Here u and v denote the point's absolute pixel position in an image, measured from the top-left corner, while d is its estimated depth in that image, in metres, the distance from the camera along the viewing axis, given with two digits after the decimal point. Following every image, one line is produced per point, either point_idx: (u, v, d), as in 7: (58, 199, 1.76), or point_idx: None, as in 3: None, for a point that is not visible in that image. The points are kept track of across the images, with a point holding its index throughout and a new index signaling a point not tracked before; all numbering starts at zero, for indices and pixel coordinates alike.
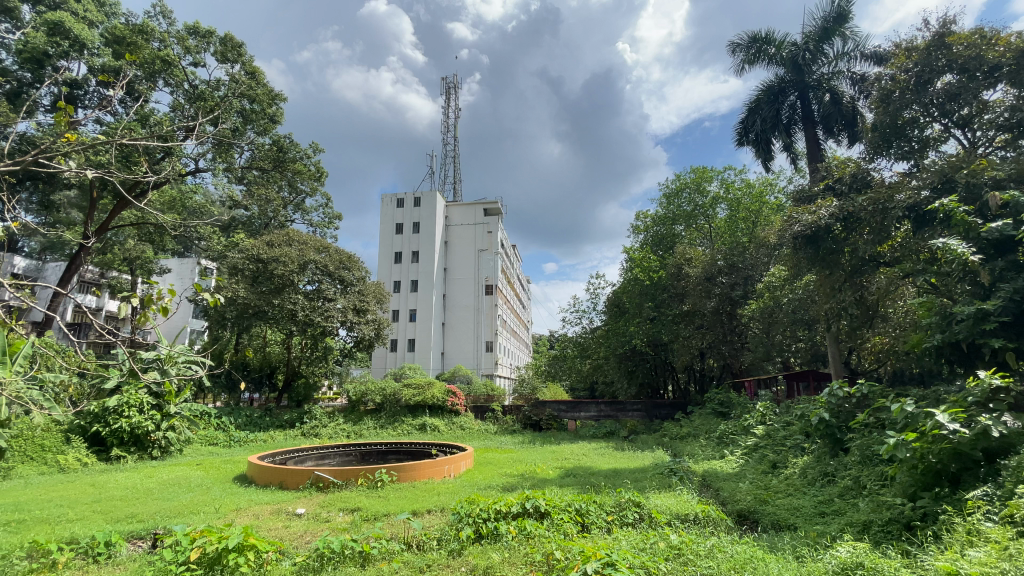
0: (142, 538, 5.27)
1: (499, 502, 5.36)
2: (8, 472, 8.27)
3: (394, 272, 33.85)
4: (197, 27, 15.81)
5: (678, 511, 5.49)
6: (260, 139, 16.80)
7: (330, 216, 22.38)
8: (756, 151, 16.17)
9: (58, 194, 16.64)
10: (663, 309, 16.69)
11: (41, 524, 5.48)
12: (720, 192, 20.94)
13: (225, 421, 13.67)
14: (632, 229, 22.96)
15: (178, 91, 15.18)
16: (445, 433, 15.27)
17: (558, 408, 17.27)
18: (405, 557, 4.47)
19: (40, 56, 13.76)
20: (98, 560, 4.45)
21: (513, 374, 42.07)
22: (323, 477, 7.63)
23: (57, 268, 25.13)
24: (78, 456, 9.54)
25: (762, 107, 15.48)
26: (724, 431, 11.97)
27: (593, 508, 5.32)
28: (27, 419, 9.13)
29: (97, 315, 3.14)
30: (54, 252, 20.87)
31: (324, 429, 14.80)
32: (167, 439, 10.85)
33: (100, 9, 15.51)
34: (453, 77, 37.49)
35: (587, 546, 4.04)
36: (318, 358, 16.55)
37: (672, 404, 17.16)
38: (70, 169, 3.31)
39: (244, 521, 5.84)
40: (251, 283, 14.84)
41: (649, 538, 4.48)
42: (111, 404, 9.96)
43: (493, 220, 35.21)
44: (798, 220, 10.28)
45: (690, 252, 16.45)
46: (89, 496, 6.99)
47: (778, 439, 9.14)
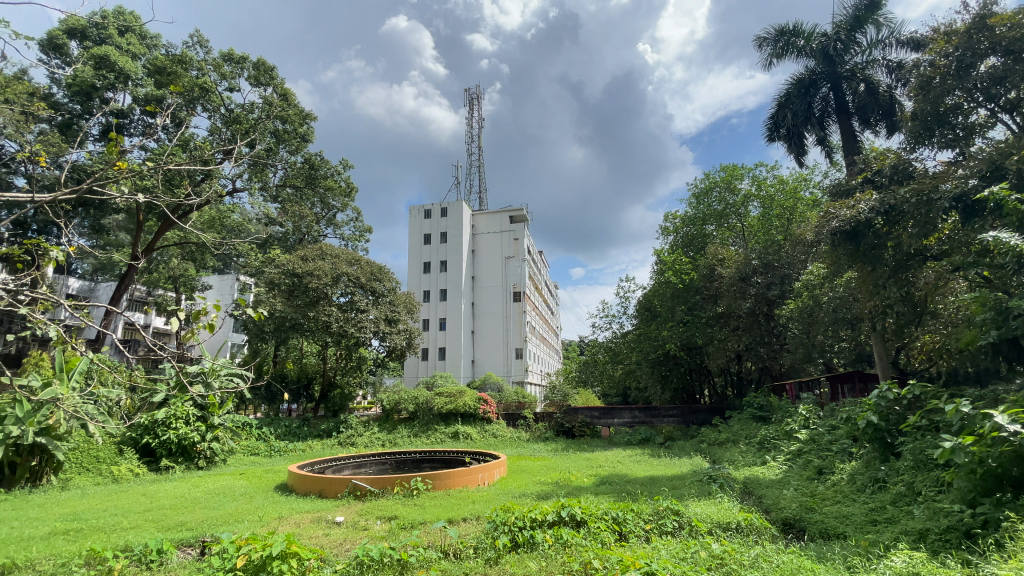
0: (191, 546, 5.48)
1: (534, 510, 5.32)
2: (66, 484, 8.68)
3: (423, 282, 34.47)
4: (232, 54, 16.57)
5: (719, 520, 5.34)
6: (292, 158, 17.42)
7: (361, 229, 22.92)
8: (789, 147, 15.77)
9: (108, 218, 17.60)
10: (696, 312, 16.36)
11: (98, 533, 5.75)
12: (752, 190, 20.50)
13: (265, 431, 14.03)
14: (661, 231, 22.57)
15: (215, 116, 15.92)
16: (478, 441, 15.36)
17: (591, 416, 17.06)
18: (443, 565, 4.48)
19: (88, 89, 14.69)
20: (151, 567, 4.64)
21: (543, 381, 41.84)
22: (360, 485, 7.76)
23: (107, 288, 26.44)
24: (130, 467, 9.96)
25: (793, 101, 15.07)
26: (764, 436, 11.64)
27: (630, 516, 5.24)
28: (84, 432, 9.62)
29: (151, 331, 3.35)
30: (105, 272, 22.07)
31: (360, 438, 15.07)
32: (212, 449, 11.28)
33: (142, 42, 16.43)
34: (476, 87, 37.95)
35: (625, 556, 3.98)
36: (352, 368, 16.86)
37: (709, 409, 16.81)
38: (121, 195, 3.52)
39: (286, 529, 5.99)
40: (286, 297, 15.30)
41: (690, 547, 4.36)
42: (160, 417, 10.39)
43: (519, 227, 35.24)
44: (835, 215, 9.88)
45: (722, 252, 16.07)
46: (141, 506, 7.30)
47: (824, 444, 8.76)
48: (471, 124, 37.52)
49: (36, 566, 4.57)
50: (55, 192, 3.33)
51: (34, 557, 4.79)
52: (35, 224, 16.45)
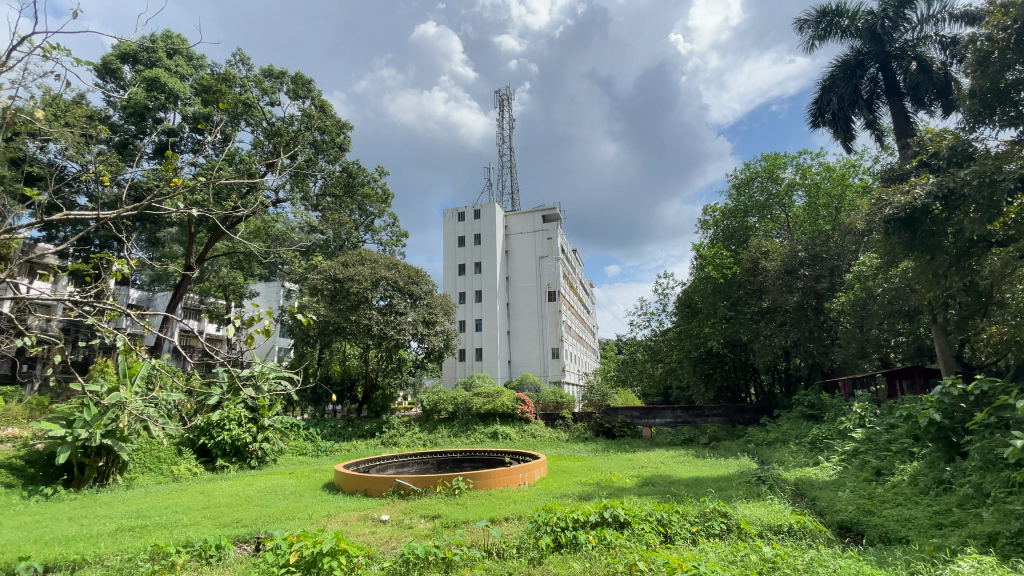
0: (247, 542, 5.74)
1: (576, 511, 5.29)
2: (130, 482, 9.24)
3: (458, 283, 34.89)
4: (272, 70, 17.27)
5: (770, 522, 5.15)
6: (331, 167, 17.98)
7: (398, 234, 23.42)
8: (835, 132, 15.08)
9: (163, 231, 18.64)
10: (740, 307, 15.84)
11: (161, 529, 6.12)
12: (796, 179, 19.73)
13: (312, 432, 14.52)
14: (700, 225, 21.98)
15: (258, 130, 16.63)
16: (517, 441, 15.41)
17: (632, 415, 16.83)
18: (487, 565, 4.50)
19: (142, 110, 15.63)
20: (211, 562, 4.89)
21: (581, 380, 41.54)
22: (404, 484, 7.92)
23: (164, 298, 27.98)
24: (188, 466, 10.53)
25: (838, 85, 14.41)
26: (816, 435, 11.17)
27: (675, 518, 5.12)
28: (146, 434, 10.22)
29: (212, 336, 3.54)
30: (161, 282, 23.36)
31: (402, 438, 15.38)
32: (263, 449, 11.77)
33: (189, 63, 17.36)
34: (506, 89, 38.09)
35: (671, 558, 3.90)
36: (392, 369, 17.23)
37: (756, 408, 16.31)
38: (175, 209, 3.72)
39: (335, 527, 6.19)
40: (329, 301, 15.79)
41: (739, 550, 4.22)
42: (215, 419, 10.94)
43: (553, 226, 35.10)
44: (888, 202, 9.38)
45: (766, 244, 15.46)
46: (200, 503, 7.71)
47: (882, 443, 8.30)
48: (502, 125, 37.69)
49: (106, 561, 4.89)
50: (118, 208, 3.56)
51: (102, 552, 5.11)
52: (98, 239, 17.59)
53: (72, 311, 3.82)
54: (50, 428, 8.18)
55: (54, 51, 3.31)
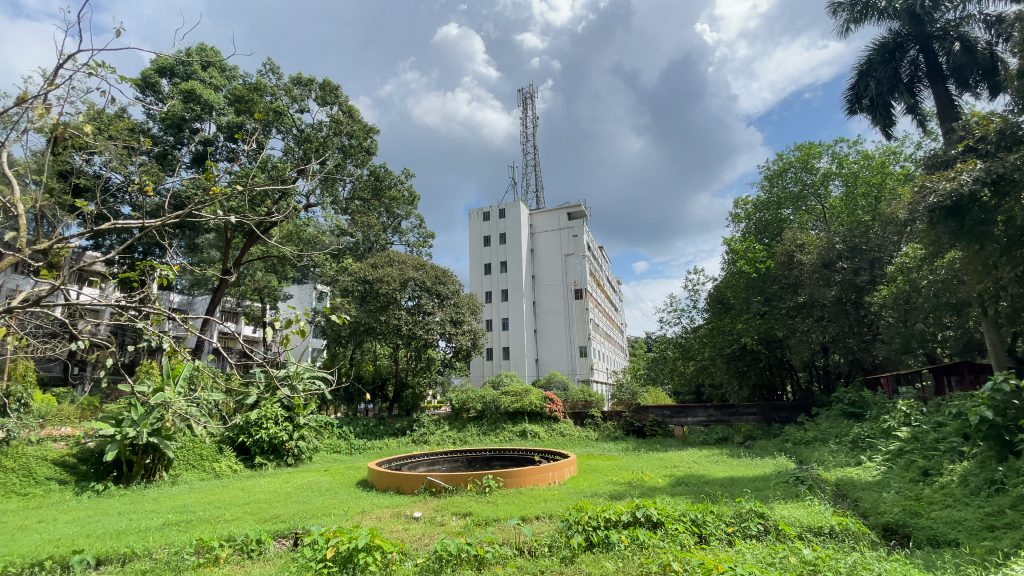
0: (286, 537, 5.91)
1: (608, 510, 5.25)
2: (175, 479, 9.65)
3: (484, 283, 35.06)
4: (301, 78, 17.72)
5: (810, 524, 4.99)
6: (359, 170, 18.33)
7: (425, 235, 23.73)
8: (873, 119, 14.48)
9: (201, 237, 19.36)
10: (775, 302, 15.39)
11: (205, 524, 6.38)
12: (832, 168, 19.07)
13: (345, 431, 14.84)
14: (731, 219, 21.46)
15: (289, 136, 17.08)
16: (546, 440, 15.40)
17: (663, 414, 16.59)
18: (519, 563, 4.51)
19: (179, 121, 16.27)
20: (252, 555, 5.08)
21: (610, 379, 41.10)
22: (435, 481, 8.01)
23: (204, 301, 29.11)
24: (229, 464, 10.92)
25: (875, 69, 13.83)
26: (857, 434, 10.80)
27: (709, 518, 5.02)
28: (190, 432, 10.65)
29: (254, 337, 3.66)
30: (201, 286, 24.27)
31: (432, 436, 15.58)
32: (299, 447, 12.11)
33: (223, 75, 17.97)
34: (530, 87, 38.00)
35: (707, 559, 3.84)
36: (421, 369, 17.46)
37: (793, 406, 15.83)
38: (214, 216, 3.86)
39: (369, 523, 6.32)
40: (360, 303, 16.09)
41: (778, 552, 4.11)
42: (254, 418, 11.33)
43: (578, 224, 34.86)
44: (932, 190, 8.95)
45: (801, 237, 14.97)
46: (241, 499, 8.02)
47: (929, 443, 7.92)
48: (526, 123, 37.62)
49: (154, 554, 5.14)
50: (161, 217, 3.71)
51: (150, 546, 5.35)
52: (142, 246, 18.42)
53: (122, 315, 4.02)
54: (101, 427, 8.63)
55: (100, 68, 3.46)
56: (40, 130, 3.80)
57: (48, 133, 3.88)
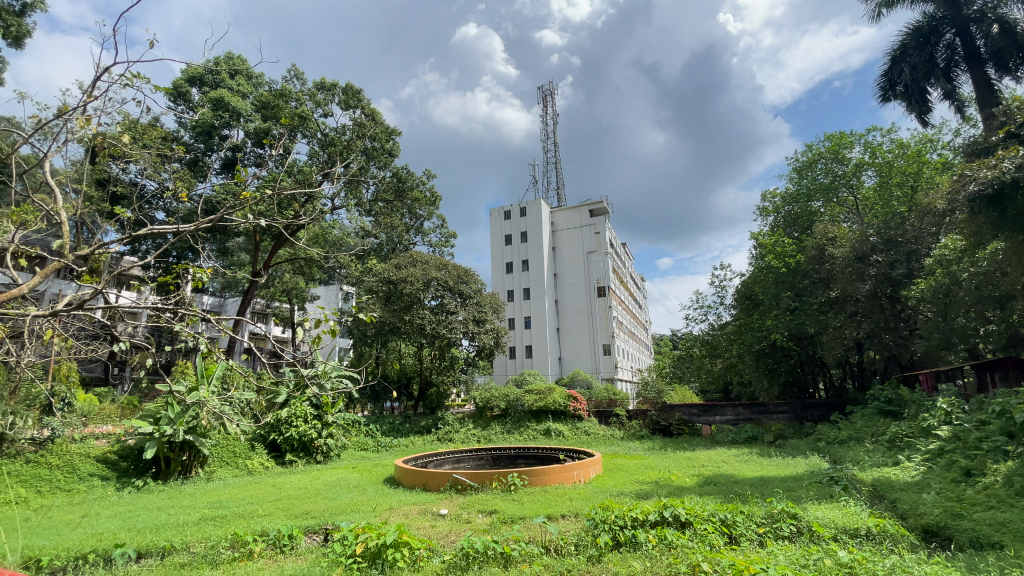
0: (317, 533, 6.05)
1: (634, 510, 5.20)
2: (210, 475, 9.97)
3: (507, 281, 35.14)
4: (324, 83, 18.06)
5: (845, 525, 4.84)
6: (382, 172, 18.59)
7: (447, 235, 23.95)
8: (907, 106, 13.93)
9: (231, 241, 19.95)
10: (805, 297, 14.99)
11: (239, 519, 6.57)
12: (865, 158, 18.45)
13: (372, 429, 15.09)
14: (759, 212, 20.98)
15: (313, 141, 17.45)
16: (571, 438, 15.35)
17: (690, 413, 16.35)
18: (546, 561, 4.51)
19: (209, 128, 16.79)
20: (284, 550, 5.20)
21: (635, 377, 40.67)
22: (460, 479, 8.08)
23: (235, 303, 30.01)
24: (261, 461, 11.24)
25: (909, 54, 13.30)
26: (895, 433, 10.43)
27: (739, 518, 4.93)
28: (224, 430, 10.99)
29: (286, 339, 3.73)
30: (232, 288, 25.02)
31: (457, 434, 15.72)
32: (328, 445, 12.36)
33: (249, 82, 18.46)
34: (550, 84, 37.83)
35: (737, 560, 3.76)
36: (445, 367, 17.59)
37: (826, 404, 15.40)
38: (245, 220, 3.97)
39: (397, 520, 6.41)
40: (384, 303, 16.32)
41: (811, 554, 4.00)
42: (284, 416, 11.64)
43: (600, 220, 34.58)
44: (972, 178, 8.56)
45: (832, 230, 14.52)
46: (273, 495, 8.25)
47: (972, 442, 7.58)
48: (546, 120, 37.50)
49: (192, 548, 5.34)
50: (195, 221, 3.84)
51: (188, 540, 5.54)
52: (176, 251, 19.08)
53: (159, 317, 4.17)
54: (140, 425, 8.99)
55: (136, 79, 3.57)
56: (80, 140, 3.96)
57: (88, 143, 4.04)
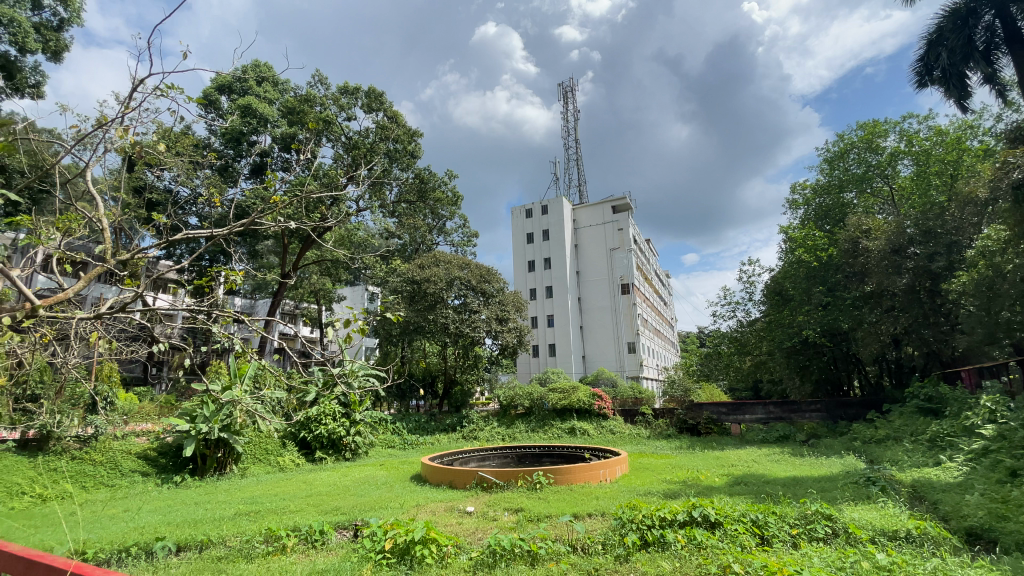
0: (347, 528, 6.18)
1: (663, 509, 5.14)
2: (244, 472, 10.29)
3: (529, 280, 35.12)
4: (348, 87, 18.37)
5: (884, 528, 4.68)
6: (405, 174, 18.81)
7: (469, 234, 24.09)
8: (945, 91, 13.34)
9: (261, 244, 20.50)
10: (838, 292, 14.55)
11: (273, 515, 6.77)
12: (900, 147, 17.78)
13: (399, 427, 15.31)
14: (788, 205, 20.43)
15: (338, 144, 17.77)
16: (596, 437, 15.25)
17: (718, 411, 16.04)
18: (573, 560, 4.49)
19: (238, 134, 17.28)
20: (316, 545, 5.34)
21: (660, 375, 40.13)
22: (486, 477, 8.13)
23: (265, 304, 30.84)
24: (292, 458, 11.52)
25: (946, 37, 12.73)
26: (935, 432, 10.03)
27: (772, 519, 4.82)
28: (256, 428, 11.32)
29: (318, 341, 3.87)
30: (262, 290, 25.73)
31: (482, 433, 15.81)
32: (356, 442, 12.60)
33: (276, 88, 18.91)
34: (570, 80, 37.57)
35: (770, 562, 3.68)
36: (469, 366, 17.77)
37: (861, 402, 14.91)
38: (273, 224, 4.06)
39: (424, 517, 6.49)
40: (408, 302, 16.51)
41: (848, 556, 3.88)
42: (314, 414, 11.92)
43: (623, 217, 34.20)
44: (1016, 164, 8.17)
45: (866, 222, 14.03)
46: (303, 491, 8.46)
47: (1020, 442, 7.20)
48: (567, 117, 37.29)
49: (229, 541, 5.52)
50: (227, 225, 3.96)
51: (223, 535, 5.73)
52: (209, 254, 19.71)
53: (195, 319, 4.32)
54: (178, 423, 9.35)
55: (170, 90, 3.68)
56: (119, 150, 4.13)
57: (127, 152, 4.20)
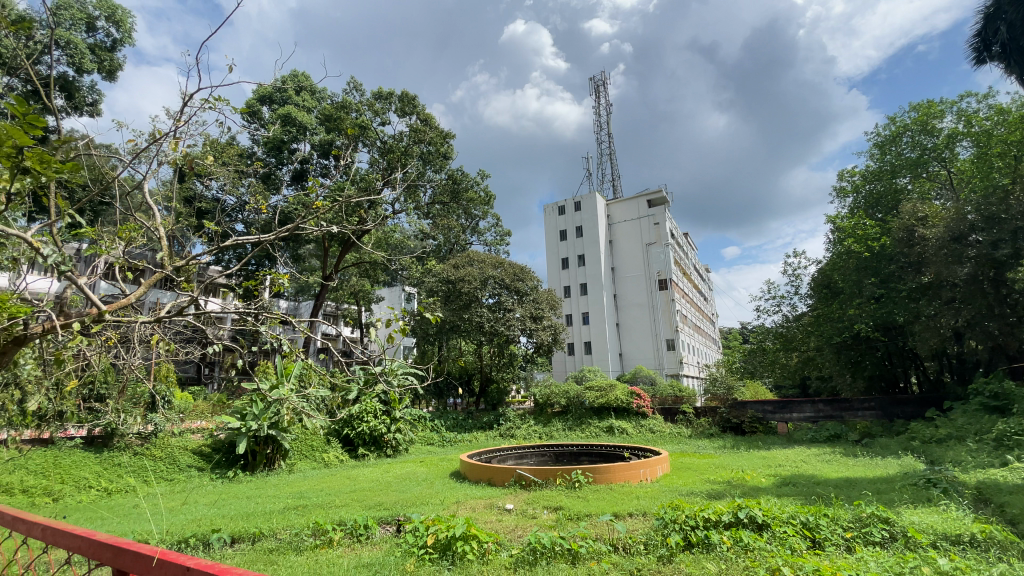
0: (390, 524, 6.32)
1: (707, 510, 5.03)
2: (292, 467, 10.70)
3: (563, 277, 34.96)
4: (381, 92, 18.79)
5: (946, 532, 4.42)
6: (438, 175, 19.10)
7: (502, 233, 24.19)
8: (1005, 67, 12.42)
9: (303, 248, 21.28)
10: (892, 284, 13.81)
11: (320, 509, 7.02)
12: (958, 127, 16.68)
13: (437, 424, 15.53)
14: (835, 194, 19.54)
15: (373, 148, 18.21)
16: (634, 436, 15.02)
17: (763, 409, 15.48)
18: (615, 560, 4.44)
19: (279, 143, 17.99)
20: (360, 539, 5.49)
21: (701, 373, 39.05)
22: (524, 475, 8.15)
23: (308, 306, 31.98)
24: (336, 454, 11.90)
25: (1005, 10, 11.85)
26: (1001, 430, 9.39)
27: (823, 522, 4.64)
28: (302, 426, 11.75)
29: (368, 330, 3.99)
30: (305, 292, 26.68)
31: (519, 430, 15.87)
32: (397, 439, 12.91)
33: (314, 97, 19.57)
34: (602, 74, 37.09)
35: (823, 566, 3.54)
36: (506, 364, 17.85)
37: (920, 400, 14.07)
38: (315, 229, 4.17)
39: (465, 513, 6.57)
40: (444, 302, 16.75)
41: (907, 561, 3.68)
42: (356, 412, 12.28)
43: (659, 211, 33.49)
44: None
45: (922, 209, 13.23)
46: (348, 487, 8.72)
47: None
48: (599, 112, 36.84)
49: (279, 534, 5.76)
50: (273, 232, 4.10)
51: (274, 528, 5.97)
52: (255, 259, 20.60)
53: (244, 321, 4.49)
54: (230, 420, 9.83)
55: (218, 103, 3.85)
56: (170, 162, 4.33)
57: (179, 164, 4.42)
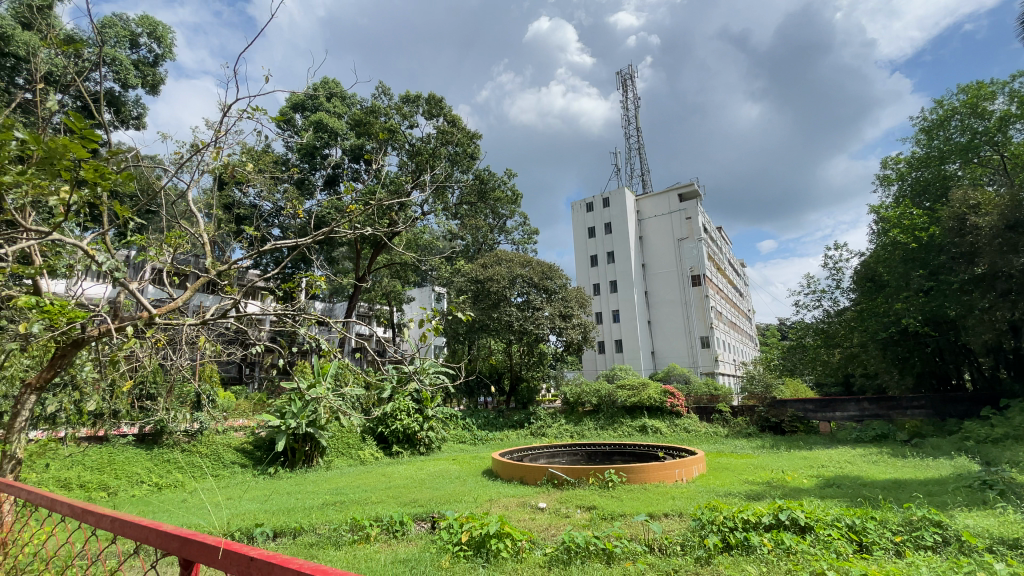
0: (424, 520, 6.42)
1: (746, 511, 4.91)
2: (329, 464, 10.98)
3: (592, 275, 34.68)
4: (408, 95, 19.07)
5: (1005, 536, 4.17)
6: (465, 176, 19.23)
7: (530, 232, 24.14)
8: None
9: (336, 250, 21.80)
10: (942, 276, 13.11)
11: (357, 505, 7.20)
12: (1013, 108, 15.67)
13: (469, 422, 15.65)
14: (878, 183, 18.68)
15: (402, 151, 18.51)
16: (668, 436, 14.76)
17: (804, 408, 14.94)
18: (650, 560, 4.39)
19: (311, 149, 18.49)
20: (396, 535, 5.60)
21: (737, 371, 37.97)
22: (557, 474, 8.14)
23: (343, 307, 32.76)
24: (371, 451, 12.16)
25: None
26: None
27: (871, 525, 4.46)
28: (339, 424, 12.05)
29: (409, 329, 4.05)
30: (339, 294, 27.32)
31: (550, 429, 15.84)
32: (429, 437, 13.09)
33: (344, 103, 20.04)
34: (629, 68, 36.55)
35: (870, 570, 3.40)
36: (535, 363, 17.97)
37: (973, 398, 13.46)
38: (349, 232, 4.26)
39: (498, 511, 6.62)
40: (473, 302, 16.86)
41: (961, 566, 3.50)
42: (390, 410, 12.50)
43: (690, 206, 32.76)
44: None
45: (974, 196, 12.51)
46: (383, 484, 8.90)
47: None
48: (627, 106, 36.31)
49: (318, 529, 5.93)
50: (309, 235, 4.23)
51: (314, 522, 6.16)
52: (291, 262, 21.24)
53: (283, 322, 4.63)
54: (270, 419, 10.19)
55: (255, 112, 4.01)
56: (211, 171, 4.50)
57: (220, 173, 4.60)
